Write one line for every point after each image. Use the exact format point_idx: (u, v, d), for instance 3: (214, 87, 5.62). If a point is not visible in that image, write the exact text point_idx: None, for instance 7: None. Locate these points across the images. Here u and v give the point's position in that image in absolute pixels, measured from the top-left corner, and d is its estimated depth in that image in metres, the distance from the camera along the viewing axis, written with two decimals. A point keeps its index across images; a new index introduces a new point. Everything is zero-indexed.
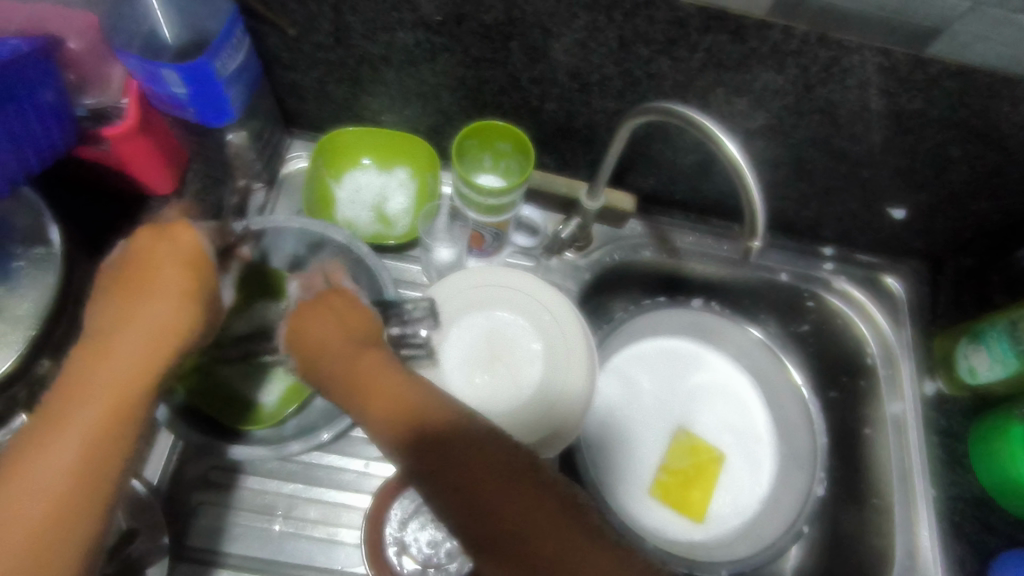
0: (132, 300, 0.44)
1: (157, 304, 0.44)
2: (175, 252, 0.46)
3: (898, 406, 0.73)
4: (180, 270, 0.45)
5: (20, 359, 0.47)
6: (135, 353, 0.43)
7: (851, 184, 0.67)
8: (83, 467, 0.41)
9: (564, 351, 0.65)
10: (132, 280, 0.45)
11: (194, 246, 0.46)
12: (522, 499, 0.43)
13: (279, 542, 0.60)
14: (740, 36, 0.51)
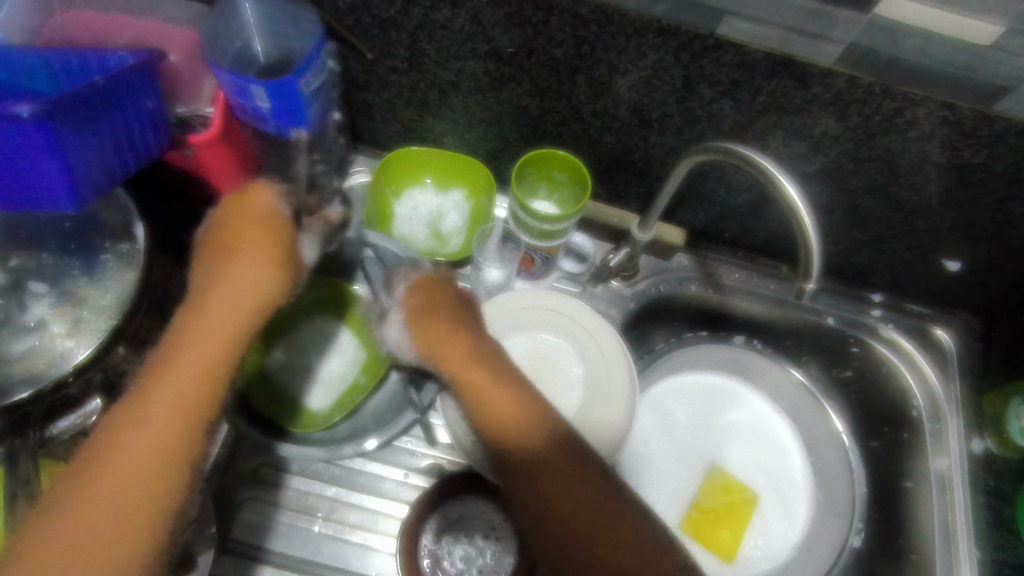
0: (227, 262, 0.50)
1: (246, 264, 0.49)
2: (255, 213, 0.51)
3: (943, 462, 0.72)
4: (262, 228, 0.51)
5: (99, 347, 0.50)
6: (231, 303, 0.48)
7: (907, 233, 0.67)
8: (192, 410, 0.46)
9: (606, 379, 0.66)
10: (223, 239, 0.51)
11: (269, 206, 0.52)
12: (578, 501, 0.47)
13: (318, 543, 0.62)
14: (805, 82, 0.52)
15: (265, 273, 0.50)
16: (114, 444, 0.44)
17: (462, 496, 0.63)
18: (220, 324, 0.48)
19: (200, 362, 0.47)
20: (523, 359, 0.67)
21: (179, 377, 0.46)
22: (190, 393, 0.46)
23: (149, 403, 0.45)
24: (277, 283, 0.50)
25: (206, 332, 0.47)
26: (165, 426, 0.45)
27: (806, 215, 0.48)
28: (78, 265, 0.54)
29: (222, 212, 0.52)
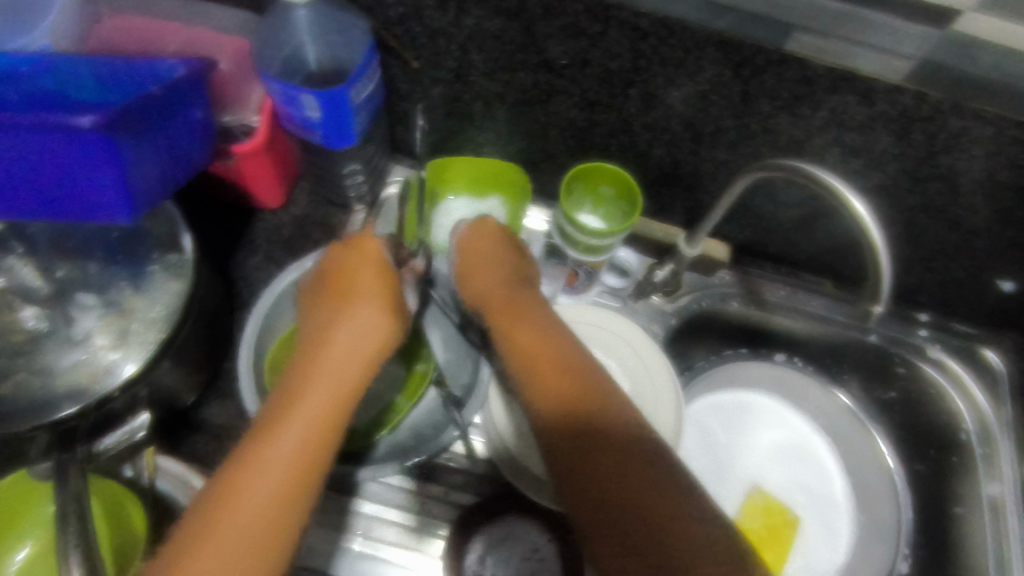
0: (350, 305, 0.51)
1: (369, 308, 0.51)
2: (374, 259, 0.53)
3: (995, 488, 0.69)
4: (383, 275, 0.53)
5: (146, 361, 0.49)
6: (352, 348, 0.49)
7: (960, 252, 0.65)
8: (317, 457, 0.44)
9: (652, 397, 0.64)
10: (336, 287, 0.53)
11: (384, 253, 0.54)
12: (614, 466, 0.45)
13: (357, 563, 0.60)
14: (869, 99, 0.51)
15: (385, 320, 0.51)
16: (240, 487, 0.42)
17: (505, 516, 0.62)
18: (342, 368, 0.48)
19: (329, 405, 0.46)
20: None
21: (308, 419, 0.45)
22: (316, 439, 0.45)
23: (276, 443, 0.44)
24: (392, 330, 0.51)
25: (332, 374, 0.48)
26: (294, 468, 0.43)
27: (875, 234, 0.46)
28: (125, 275, 0.53)
29: (337, 262, 0.54)
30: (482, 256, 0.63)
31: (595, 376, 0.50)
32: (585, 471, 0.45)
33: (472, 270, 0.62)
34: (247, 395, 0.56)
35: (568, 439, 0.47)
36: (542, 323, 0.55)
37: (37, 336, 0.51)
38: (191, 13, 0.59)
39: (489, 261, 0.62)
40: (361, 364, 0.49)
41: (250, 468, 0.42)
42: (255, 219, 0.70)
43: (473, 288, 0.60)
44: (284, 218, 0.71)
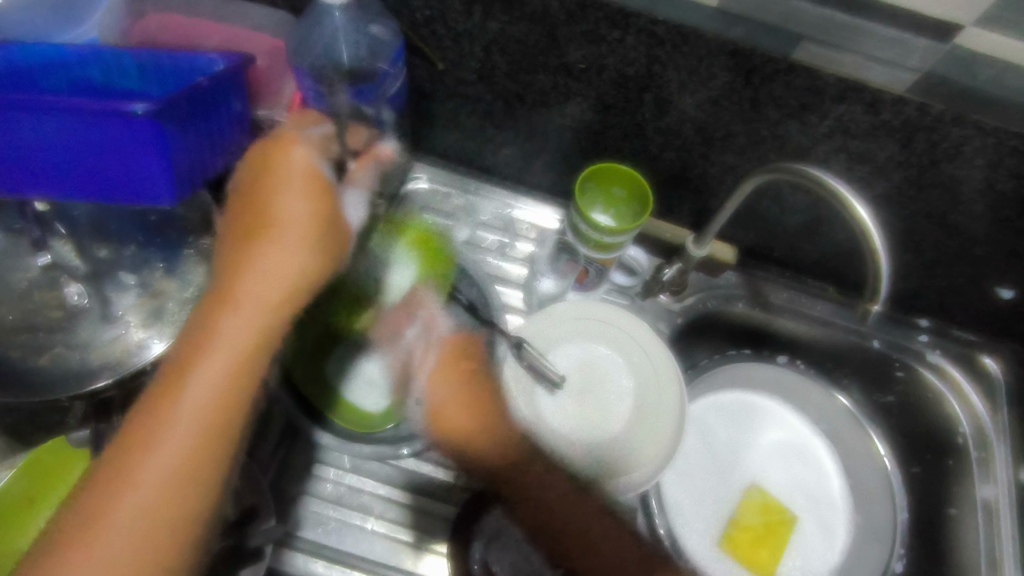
0: (258, 237, 0.45)
1: (283, 243, 0.45)
2: (292, 174, 0.47)
3: (989, 490, 0.71)
4: (298, 194, 0.46)
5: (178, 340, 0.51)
6: (266, 289, 0.45)
7: (960, 260, 0.68)
8: (229, 410, 0.44)
9: (656, 391, 0.67)
10: (255, 209, 0.46)
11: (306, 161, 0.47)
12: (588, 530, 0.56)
13: (370, 541, 0.63)
14: (874, 108, 0.53)
15: (299, 252, 0.46)
16: (148, 446, 0.42)
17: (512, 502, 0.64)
18: (252, 311, 0.44)
19: (241, 348, 0.44)
20: (573, 368, 0.68)
21: (209, 368, 0.43)
22: (223, 390, 0.43)
23: (182, 396, 0.43)
24: (313, 266, 0.46)
25: (243, 313, 0.44)
26: (201, 420, 0.43)
27: (876, 238, 0.48)
28: (159, 258, 0.56)
29: (253, 170, 0.48)
30: (446, 365, 0.60)
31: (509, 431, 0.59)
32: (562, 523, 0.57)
33: (441, 418, 0.58)
34: None
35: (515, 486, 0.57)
36: (504, 417, 0.60)
37: (74, 312, 0.53)
38: (228, 11, 0.62)
39: (458, 369, 0.60)
40: (277, 304, 0.45)
41: (159, 426, 0.42)
42: None
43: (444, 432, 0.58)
44: None
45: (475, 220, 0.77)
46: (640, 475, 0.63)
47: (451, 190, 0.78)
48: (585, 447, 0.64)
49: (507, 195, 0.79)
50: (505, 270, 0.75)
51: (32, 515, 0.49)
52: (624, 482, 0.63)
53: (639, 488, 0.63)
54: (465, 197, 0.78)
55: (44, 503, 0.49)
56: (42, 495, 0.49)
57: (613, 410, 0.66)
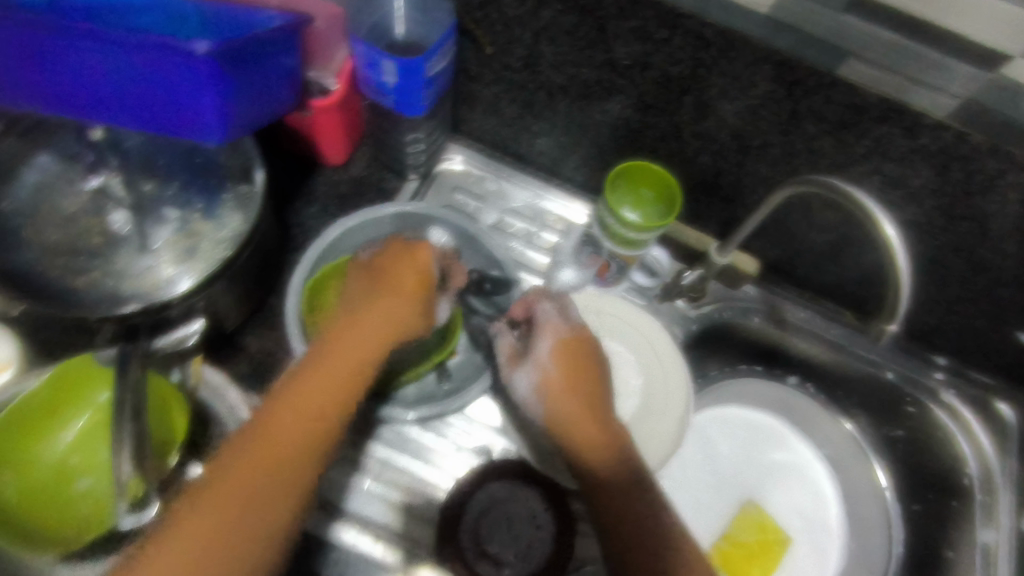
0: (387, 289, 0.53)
1: (394, 300, 0.53)
2: (421, 266, 0.54)
3: (990, 535, 0.69)
4: (424, 276, 0.54)
5: (202, 280, 0.53)
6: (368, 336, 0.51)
7: (985, 297, 0.67)
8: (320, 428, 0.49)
9: (662, 392, 0.67)
10: (378, 275, 0.54)
11: (429, 260, 0.55)
12: (619, 500, 0.51)
13: (367, 498, 0.64)
14: (913, 132, 0.53)
15: (412, 317, 0.53)
16: (262, 451, 0.47)
17: (508, 480, 0.64)
18: (357, 349, 0.51)
19: (341, 378, 0.50)
20: None
21: (333, 380, 0.50)
22: (317, 410, 0.49)
23: (303, 399, 0.49)
24: (410, 324, 0.53)
25: (363, 340, 0.51)
26: (314, 422, 0.49)
27: (901, 255, 0.49)
28: (199, 200, 0.58)
29: (387, 247, 0.56)
30: (560, 363, 0.56)
31: (603, 416, 0.55)
32: (613, 500, 0.51)
33: (557, 408, 0.55)
34: (292, 332, 0.60)
35: (606, 499, 0.52)
36: (586, 388, 0.56)
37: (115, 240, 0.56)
38: None
39: (570, 363, 0.56)
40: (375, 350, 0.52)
41: (262, 434, 0.48)
42: (316, 172, 0.75)
43: (565, 430, 0.54)
44: (343, 176, 0.76)
45: (504, 206, 0.79)
46: None
47: (485, 174, 0.80)
48: None
49: (538, 185, 0.80)
50: (527, 257, 0.76)
51: (55, 423, 0.50)
52: None
53: None
54: (498, 182, 0.80)
55: (70, 415, 0.51)
56: (68, 406, 0.51)
57: (618, 402, 0.67)
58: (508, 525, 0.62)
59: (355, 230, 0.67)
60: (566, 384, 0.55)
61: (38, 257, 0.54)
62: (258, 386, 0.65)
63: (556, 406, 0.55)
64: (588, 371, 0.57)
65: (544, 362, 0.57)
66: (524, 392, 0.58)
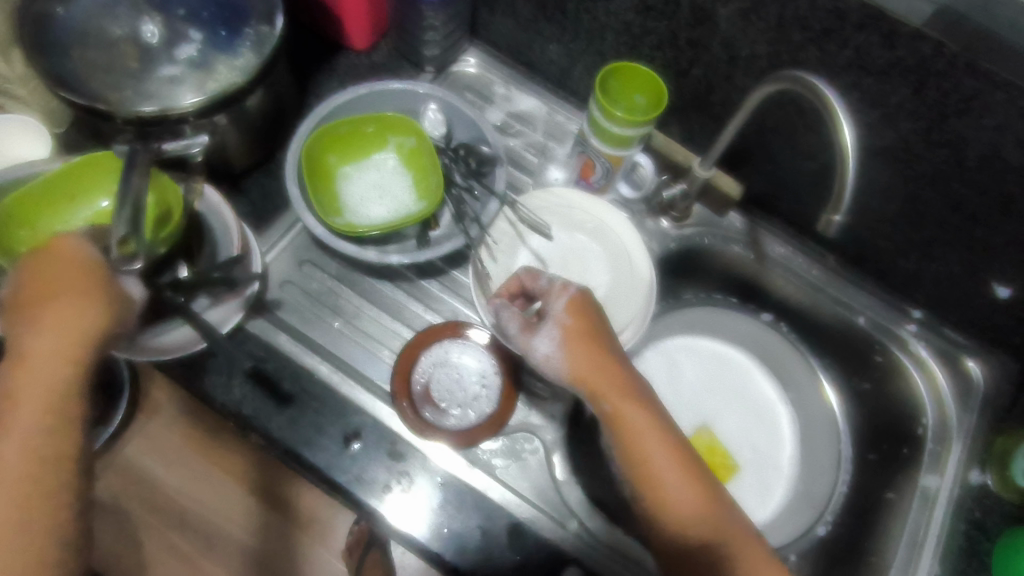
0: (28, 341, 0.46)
1: (69, 301, 0.46)
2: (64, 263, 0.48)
3: (934, 481, 0.70)
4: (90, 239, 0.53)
5: (205, 102, 0.59)
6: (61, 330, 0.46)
7: (960, 240, 0.67)
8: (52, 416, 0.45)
9: (626, 287, 0.70)
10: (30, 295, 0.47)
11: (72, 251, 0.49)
12: (685, 503, 0.52)
13: (335, 336, 0.68)
14: (891, 41, 0.55)
15: (94, 307, 0.47)
16: None
17: (464, 340, 0.68)
18: (48, 342, 0.46)
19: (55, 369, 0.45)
20: (558, 250, 0.72)
21: (54, 364, 0.45)
22: (43, 402, 0.45)
23: (19, 394, 0.44)
24: (97, 323, 0.47)
25: (42, 347, 0.45)
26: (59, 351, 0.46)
27: (848, 133, 0.50)
28: (221, 35, 0.63)
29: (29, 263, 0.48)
30: (579, 335, 0.56)
31: (647, 399, 0.55)
32: (677, 501, 0.52)
33: (591, 383, 0.54)
34: (290, 175, 0.68)
35: (670, 501, 0.52)
36: (623, 365, 0.55)
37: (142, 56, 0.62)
38: None
39: (592, 335, 0.56)
40: (75, 342, 0.46)
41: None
42: (338, 52, 0.80)
43: (602, 404, 0.54)
44: (364, 60, 0.81)
45: (509, 110, 0.83)
46: None
47: (497, 78, 0.84)
48: None
49: (544, 96, 0.83)
50: (522, 156, 0.80)
51: (74, 201, 0.55)
52: None
53: None
54: (507, 87, 0.84)
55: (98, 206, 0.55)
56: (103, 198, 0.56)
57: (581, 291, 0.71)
58: (456, 379, 0.66)
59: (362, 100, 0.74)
60: (589, 350, 0.55)
61: (71, 54, 0.60)
62: (253, 224, 0.71)
63: (583, 374, 0.54)
64: (604, 336, 0.57)
65: (562, 322, 0.57)
66: (543, 353, 0.56)
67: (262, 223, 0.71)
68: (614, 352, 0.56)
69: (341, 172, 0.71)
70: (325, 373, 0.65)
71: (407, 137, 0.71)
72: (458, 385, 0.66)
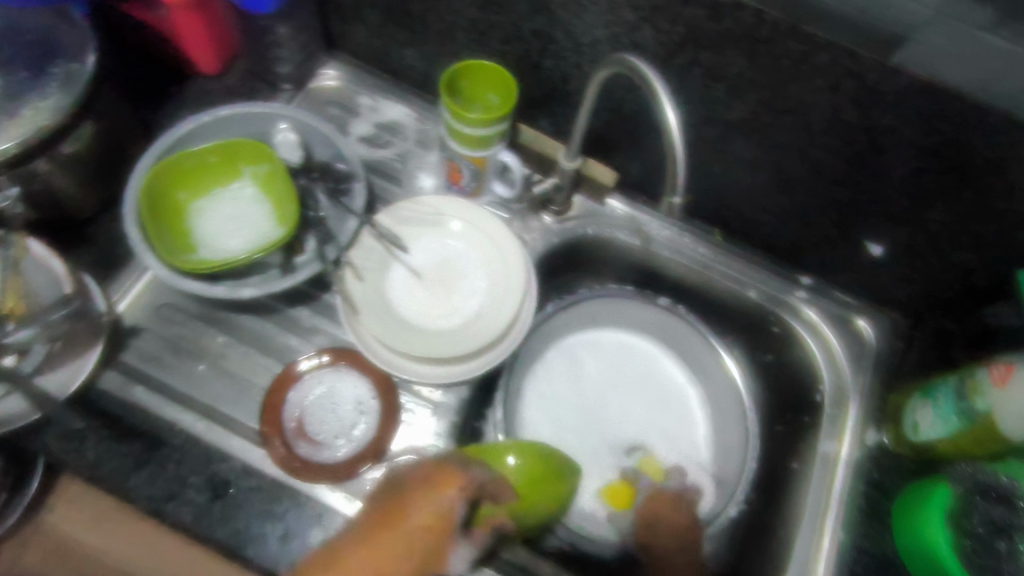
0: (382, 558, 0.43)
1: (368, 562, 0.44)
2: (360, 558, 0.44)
3: (833, 445, 0.70)
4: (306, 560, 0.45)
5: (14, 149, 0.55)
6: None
7: (827, 204, 0.67)
8: None
9: (503, 293, 0.68)
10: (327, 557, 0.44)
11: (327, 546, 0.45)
12: None
13: (199, 379, 0.64)
14: (716, 13, 0.54)
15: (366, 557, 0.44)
16: None
17: (338, 369, 0.66)
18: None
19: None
20: (431, 261, 0.70)
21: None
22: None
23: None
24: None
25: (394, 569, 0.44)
26: (392, 547, 0.44)
27: (670, 110, 0.49)
28: (26, 77, 0.59)
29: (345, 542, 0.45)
30: (667, 500, 0.71)
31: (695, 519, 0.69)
32: None
33: (660, 510, 0.70)
34: (129, 217, 0.65)
35: None
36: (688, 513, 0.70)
37: None
38: None
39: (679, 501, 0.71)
40: None
41: None
42: (188, 79, 0.76)
43: (669, 520, 0.69)
44: (216, 84, 0.77)
45: (376, 121, 0.79)
46: (466, 363, 0.65)
47: (360, 88, 0.81)
48: (422, 331, 0.67)
49: (413, 102, 0.81)
50: (391, 167, 0.77)
51: None
52: (450, 364, 0.65)
53: (459, 375, 0.64)
54: (373, 97, 0.81)
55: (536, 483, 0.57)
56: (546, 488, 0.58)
57: (461, 300, 0.68)
58: (339, 409, 0.64)
59: (209, 127, 0.70)
60: (659, 503, 0.70)
61: None
62: (102, 272, 0.66)
63: (660, 524, 0.69)
64: (678, 519, 0.69)
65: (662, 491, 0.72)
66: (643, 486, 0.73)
67: (114, 270, 0.67)
68: (690, 525, 0.69)
69: (195, 207, 0.67)
70: (189, 421, 0.61)
71: (263, 163, 0.68)
72: (339, 416, 0.64)
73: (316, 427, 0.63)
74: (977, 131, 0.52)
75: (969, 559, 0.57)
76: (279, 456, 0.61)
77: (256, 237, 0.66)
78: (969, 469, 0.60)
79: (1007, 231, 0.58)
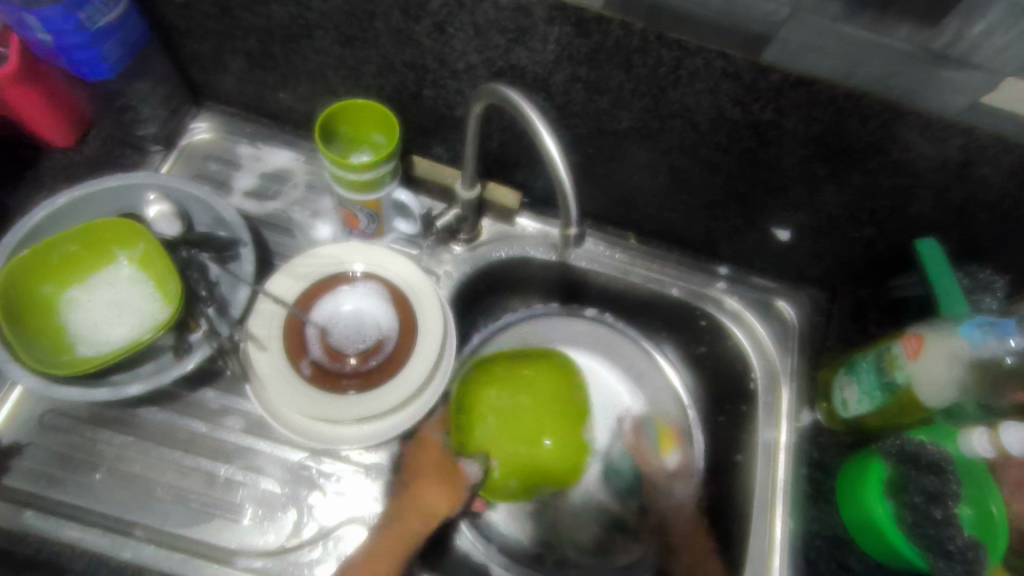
0: (427, 485, 0.60)
1: (427, 500, 0.59)
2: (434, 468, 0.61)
3: (772, 433, 0.70)
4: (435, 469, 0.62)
5: None
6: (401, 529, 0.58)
7: (730, 198, 0.66)
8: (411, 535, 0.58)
9: (417, 335, 0.64)
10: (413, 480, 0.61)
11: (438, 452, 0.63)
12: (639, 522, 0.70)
13: (97, 490, 0.58)
14: (583, 29, 0.52)
15: (435, 484, 0.60)
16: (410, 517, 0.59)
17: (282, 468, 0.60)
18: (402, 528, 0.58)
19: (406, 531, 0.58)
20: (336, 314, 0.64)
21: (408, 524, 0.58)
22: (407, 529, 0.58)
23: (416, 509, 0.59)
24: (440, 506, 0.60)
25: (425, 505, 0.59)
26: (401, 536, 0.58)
27: (549, 141, 0.47)
28: None
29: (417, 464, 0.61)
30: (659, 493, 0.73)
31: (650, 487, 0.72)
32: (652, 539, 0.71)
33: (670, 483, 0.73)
34: None
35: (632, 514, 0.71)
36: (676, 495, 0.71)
37: None
38: None
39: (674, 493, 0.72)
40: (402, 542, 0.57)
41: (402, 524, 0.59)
42: (39, 157, 0.69)
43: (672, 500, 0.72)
44: (73, 156, 0.70)
45: (261, 171, 0.74)
46: (389, 419, 0.62)
47: (238, 138, 0.75)
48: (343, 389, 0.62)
49: (297, 144, 0.75)
50: (285, 220, 0.72)
51: None
52: (374, 424, 0.61)
53: (385, 433, 0.61)
54: (254, 145, 0.75)
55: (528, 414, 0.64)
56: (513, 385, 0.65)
57: (389, 330, 0.64)
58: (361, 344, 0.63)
59: (66, 210, 0.64)
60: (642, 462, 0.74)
61: None
62: None
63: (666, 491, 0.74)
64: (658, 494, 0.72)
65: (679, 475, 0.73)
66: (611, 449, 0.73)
67: None
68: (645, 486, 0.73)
69: (64, 303, 0.60)
70: (92, 538, 0.56)
71: (138, 242, 0.61)
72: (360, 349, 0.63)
73: (352, 349, 0.63)
74: (855, 117, 0.52)
75: (910, 529, 0.58)
76: (418, 506, 0.59)
77: (137, 326, 0.60)
78: (896, 443, 0.61)
79: (898, 206, 0.60)
